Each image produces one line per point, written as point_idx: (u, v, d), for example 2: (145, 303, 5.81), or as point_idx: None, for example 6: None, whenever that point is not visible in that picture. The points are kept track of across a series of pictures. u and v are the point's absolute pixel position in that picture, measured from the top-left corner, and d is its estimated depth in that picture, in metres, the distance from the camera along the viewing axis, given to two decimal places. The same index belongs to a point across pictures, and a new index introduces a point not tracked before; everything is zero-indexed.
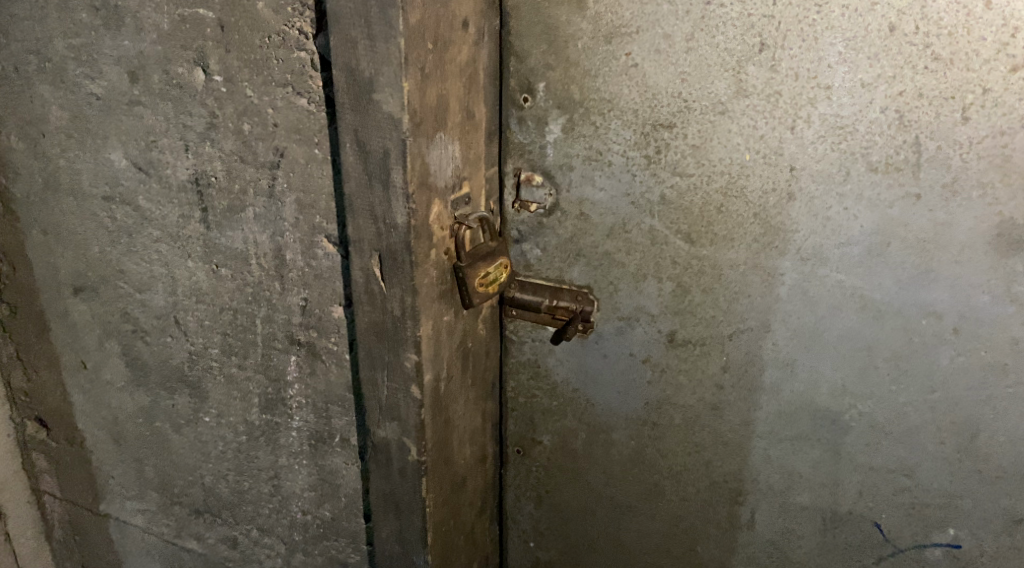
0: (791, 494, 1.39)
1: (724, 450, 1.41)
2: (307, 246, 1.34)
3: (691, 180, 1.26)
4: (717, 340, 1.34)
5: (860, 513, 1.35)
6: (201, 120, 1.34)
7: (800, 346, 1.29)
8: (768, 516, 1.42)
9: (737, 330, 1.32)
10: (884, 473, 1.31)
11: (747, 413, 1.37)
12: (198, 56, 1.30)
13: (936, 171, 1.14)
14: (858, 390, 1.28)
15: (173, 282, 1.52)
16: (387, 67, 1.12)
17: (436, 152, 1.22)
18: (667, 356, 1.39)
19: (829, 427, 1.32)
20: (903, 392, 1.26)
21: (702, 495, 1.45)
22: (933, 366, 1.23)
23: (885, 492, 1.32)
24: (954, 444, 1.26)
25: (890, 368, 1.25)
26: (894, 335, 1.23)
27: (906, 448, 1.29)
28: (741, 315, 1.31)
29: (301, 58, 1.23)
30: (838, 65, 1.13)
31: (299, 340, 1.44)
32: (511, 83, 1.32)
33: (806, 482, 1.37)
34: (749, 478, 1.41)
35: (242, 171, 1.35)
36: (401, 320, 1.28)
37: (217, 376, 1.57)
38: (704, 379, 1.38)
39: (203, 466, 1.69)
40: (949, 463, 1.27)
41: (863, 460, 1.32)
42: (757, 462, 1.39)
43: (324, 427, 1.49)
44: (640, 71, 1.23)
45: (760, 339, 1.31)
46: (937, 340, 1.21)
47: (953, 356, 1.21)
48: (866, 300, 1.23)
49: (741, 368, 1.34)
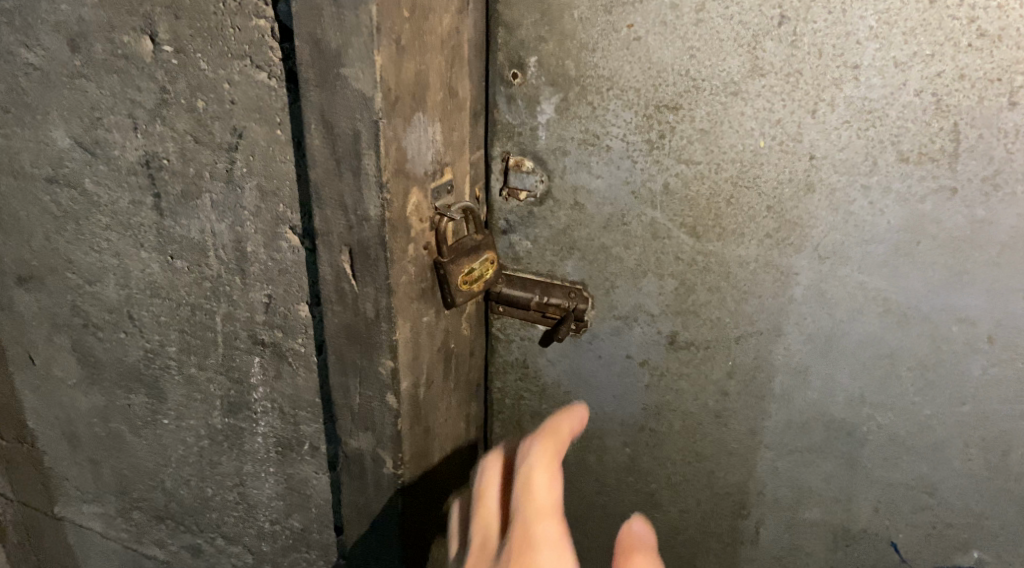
0: (799, 509, 1.28)
1: (728, 461, 1.30)
2: (269, 238, 1.21)
3: (698, 168, 1.13)
4: (723, 343, 1.22)
5: (875, 531, 1.25)
6: (151, 95, 1.19)
7: (815, 353, 1.18)
8: (774, 531, 1.32)
9: (744, 333, 1.20)
10: (904, 489, 1.21)
11: (754, 422, 1.26)
12: (146, 23, 1.14)
13: (976, 162, 1.01)
14: (878, 401, 1.17)
15: (125, 274, 1.38)
16: (356, 37, 0.98)
17: (414, 135, 1.08)
18: (667, 358, 1.27)
19: (844, 439, 1.21)
20: (928, 403, 1.15)
21: (703, 507, 1.35)
22: (963, 377, 1.11)
23: (905, 510, 1.22)
24: (984, 462, 1.15)
25: (914, 379, 1.14)
26: (921, 343, 1.12)
27: (929, 463, 1.18)
28: (750, 317, 1.19)
29: (260, 27, 1.08)
30: (868, 41, 1.01)
31: (262, 340, 1.31)
32: (499, 57, 1.18)
33: (817, 496, 1.26)
34: (754, 490, 1.30)
35: (197, 153, 1.21)
36: (375, 322, 1.15)
37: (175, 376, 1.43)
38: (708, 385, 1.26)
39: (164, 471, 1.56)
40: (976, 481, 1.16)
41: (880, 474, 1.21)
42: (764, 474, 1.28)
43: (292, 434, 1.37)
44: (643, 45, 1.10)
45: (771, 343, 1.20)
46: (968, 349, 1.10)
47: (986, 367, 1.10)
48: (890, 304, 1.11)
49: (748, 374, 1.23)
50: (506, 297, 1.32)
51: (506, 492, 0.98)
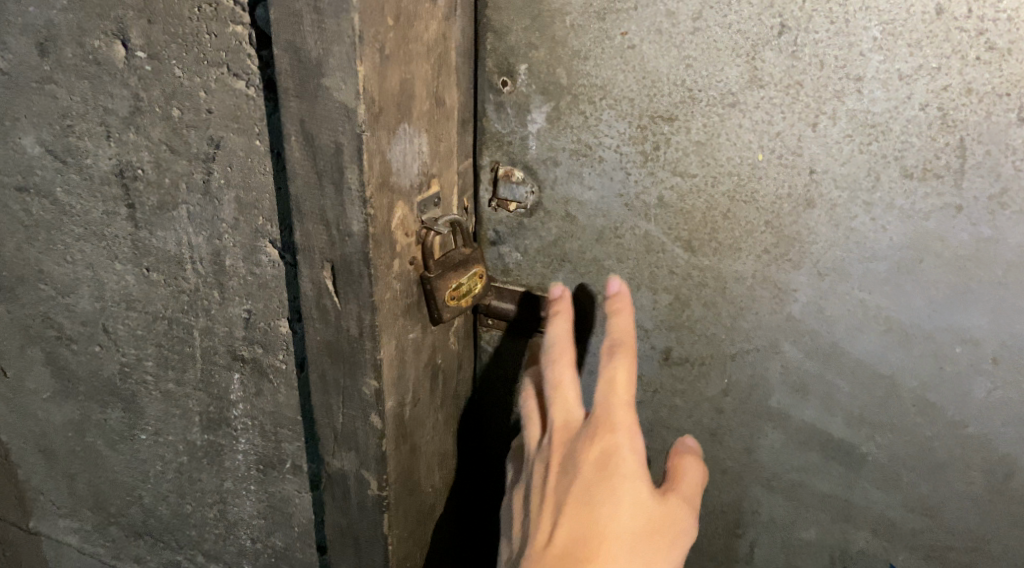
0: (796, 529, 1.25)
1: (723, 479, 1.26)
2: (249, 251, 1.17)
3: (693, 181, 1.09)
4: (718, 360, 1.19)
5: (873, 552, 1.22)
6: (124, 103, 1.14)
7: (813, 370, 1.14)
8: (769, 551, 1.29)
9: (741, 350, 1.17)
10: (903, 511, 1.18)
11: (750, 440, 1.22)
12: (117, 27, 1.09)
13: (982, 179, 0.98)
14: (878, 420, 1.14)
15: (99, 286, 1.33)
16: (338, 46, 0.93)
17: (400, 147, 1.03)
18: (661, 374, 1.23)
19: (842, 458, 1.18)
20: (929, 424, 1.11)
21: (696, 525, 1.32)
22: (966, 398, 1.08)
23: (904, 532, 1.19)
24: (986, 485, 1.12)
25: (915, 399, 1.11)
26: (923, 362, 1.08)
27: (929, 485, 1.15)
28: (747, 333, 1.15)
29: (238, 33, 1.04)
30: (872, 53, 0.97)
31: (242, 355, 1.26)
32: (488, 64, 1.14)
33: (814, 516, 1.23)
34: (750, 509, 1.27)
35: (172, 163, 1.16)
36: (358, 341, 1.10)
37: (152, 390, 1.39)
38: (702, 401, 1.23)
39: (141, 486, 1.51)
40: (979, 504, 1.13)
41: (878, 496, 1.18)
42: (760, 493, 1.25)
43: (274, 452, 1.33)
44: (637, 54, 1.06)
45: (767, 360, 1.16)
46: (972, 369, 1.07)
47: (990, 389, 1.07)
48: (892, 323, 1.08)
49: (744, 392, 1.19)
50: (495, 311, 1.27)
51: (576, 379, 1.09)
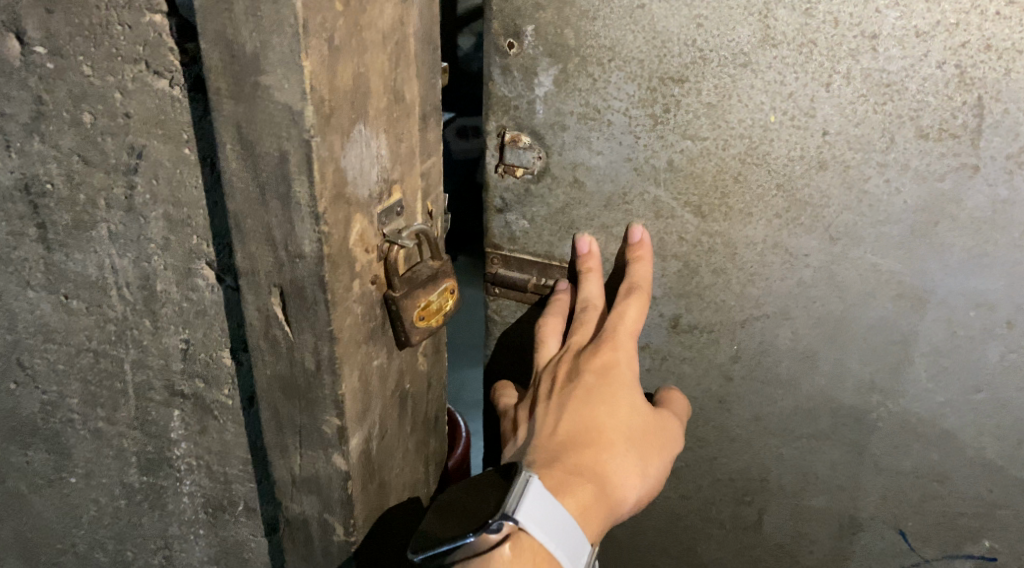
0: (805, 497, 1.17)
1: (732, 447, 1.17)
2: (183, 275, 1.02)
3: (703, 145, 0.98)
4: (728, 328, 1.08)
5: (882, 519, 1.15)
6: (24, 106, 0.97)
7: (828, 338, 1.04)
8: (779, 518, 1.21)
9: (750, 317, 1.06)
10: (913, 477, 1.11)
11: (760, 408, 1.12)
12: (10, 18, 0.92)
13: (1001, 139, 0.89)
14: (889, 387, 1.05)
15: (9, 315, 1.14)
16: (278, 38, 0.79)
17: (354, 152, 0.88)
18: (669, 342, 1.12)
19: (853, 427, 1.09)
20: (941, 391, 1.03)
21: (705, 492, 1.23)
22: (978, 364, 1.00)
23: (913, 499, 1.12)
24: (998, 451, 1.05)
25: (927, 364, 1.02)
26: (935, 328, 1.00)
27: (940, 451, 1.08)
28: (757, 300, 1.04)
29: (155, 23, 0.88)
30: (888, 10, 0.86)
31: (181, 390, 1.12)
32: (493, 25, 1.00)
33: (822, 484, 1.16)
34: (760, 477, 1.18)
35: (87, 176, 0.99)
36: (315, 374, 0.96)
37: (80, 430, 1.22)
38: (710, 369, 1.12)
39: (74, 533, 1.34)
40: (988, 470, 1.07)
41: (889, 463, 1.11)
42: (768, 461, 1.16)
43: (224, 494, 1.20)
44: (647, 13, 0.93)
45: (777, 327, 1.06)
46: (985, 335, 0.99)
47: (1004, 353, 0.99)
48: (905, 288, 0.98)
49: (753, 359, 1.09)
50: (502, 280, 1.15)
51: (588, 312, 1.05)
